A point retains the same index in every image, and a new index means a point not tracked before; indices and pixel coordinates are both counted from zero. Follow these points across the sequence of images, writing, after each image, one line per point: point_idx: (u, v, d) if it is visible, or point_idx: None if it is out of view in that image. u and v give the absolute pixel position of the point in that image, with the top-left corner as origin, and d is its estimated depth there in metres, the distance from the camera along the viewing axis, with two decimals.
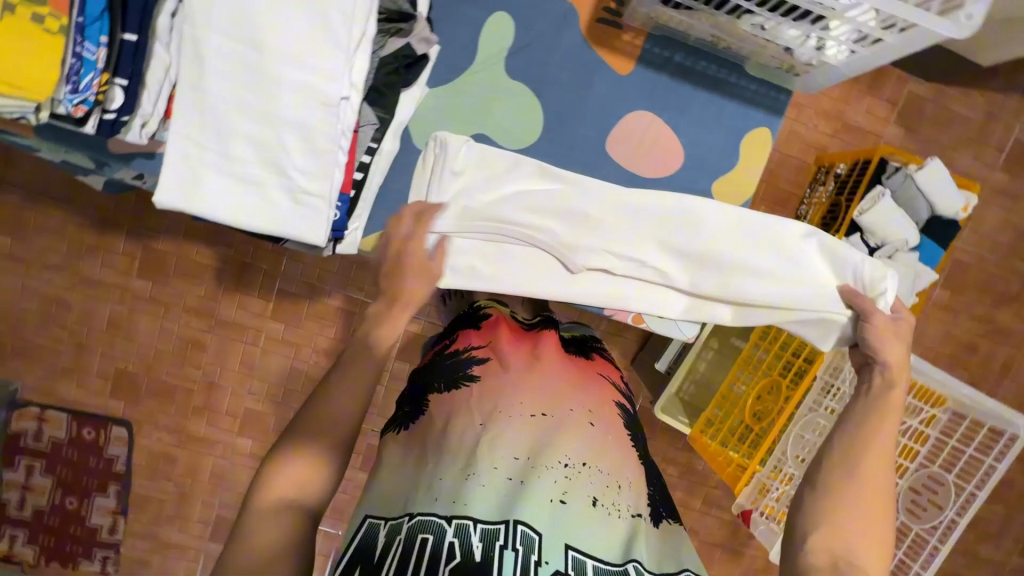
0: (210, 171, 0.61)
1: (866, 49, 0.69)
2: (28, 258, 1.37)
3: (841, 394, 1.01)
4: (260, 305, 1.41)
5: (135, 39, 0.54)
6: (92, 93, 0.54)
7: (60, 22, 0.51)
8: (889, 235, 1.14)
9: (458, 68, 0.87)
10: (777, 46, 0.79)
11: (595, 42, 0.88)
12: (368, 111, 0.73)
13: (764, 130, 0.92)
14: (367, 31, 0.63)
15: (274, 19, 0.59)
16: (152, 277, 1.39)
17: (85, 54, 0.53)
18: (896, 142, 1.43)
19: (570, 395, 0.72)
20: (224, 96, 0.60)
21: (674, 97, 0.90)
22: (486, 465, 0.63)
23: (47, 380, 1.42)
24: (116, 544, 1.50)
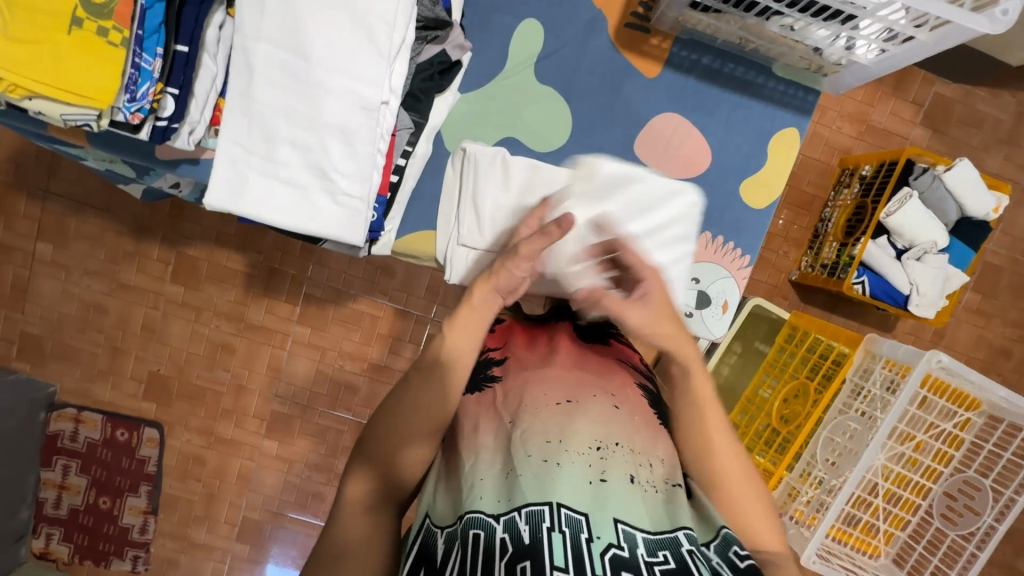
0: (256, 173, 0.63)
1: (898, 47, 0.69)
2: (69, 264, 1.42)
3: (872, 397, 0.96)
4: (288, 309, 1.45)
5: (186, 51, 0.57)
6: (148, 101, 0.57)
7: (122, 35, 0.52)
8: (920, 237, 1.21)
9: (488, 74, 0.89)
10: (806, 46, 0.79)
11: (623, 46, 0.90)
12: (404, 116, 0.75)
13: (793, 130, 0.92)
14: (406, 38, 0.66)
15: (319, 27, 0.61)
16: (184, 283, 1.44)
17: (142, 64, 0.55)
18: (923, 143, 1.41)
19: (596, 383, 0.73)
20: (271, 101, 0.62)
21: (702, 99, 0.91)
22: (521, 454, 0.62)
23: (83, 382, 1.47)
24: (147, 543, 1.53)
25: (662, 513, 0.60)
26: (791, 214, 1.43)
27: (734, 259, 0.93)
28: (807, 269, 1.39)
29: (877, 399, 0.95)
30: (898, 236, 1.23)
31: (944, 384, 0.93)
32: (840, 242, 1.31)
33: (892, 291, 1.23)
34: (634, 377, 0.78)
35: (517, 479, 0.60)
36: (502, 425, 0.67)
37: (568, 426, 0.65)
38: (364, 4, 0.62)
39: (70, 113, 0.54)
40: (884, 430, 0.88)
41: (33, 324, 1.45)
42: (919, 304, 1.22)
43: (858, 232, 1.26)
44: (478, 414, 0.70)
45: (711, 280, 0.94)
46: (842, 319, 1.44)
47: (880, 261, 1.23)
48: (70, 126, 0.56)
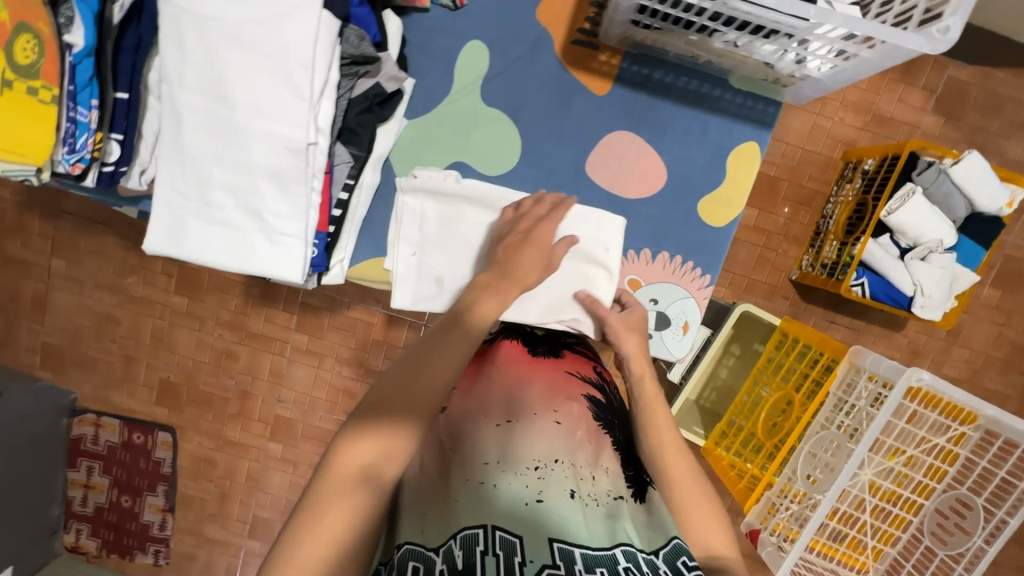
0: (195, 214, 0.73)
1: (849, 63, 0.67)
2: (81, 278, 1.49)
3: (856, 411, 0.92)
4: (285, 317, 1.49)
5: (125, 96, 0.69)
6: (87, 151, 0.67)
7: (53, 92, 0.62)
8: (925, 235, 1.14)
9: (435, 98, 0.90)
10: (756, 61, 0.77)
11: (571, 64, 0.90)
12: (342, 151, 0.79)
13: (753, 144, 0.90)
14: (330, 79, 0.72)
15: (239, 77, 0.69)
16: (188, 294, 1.49)
17: (78, 117, 0.65)
18: (934, 132, 1.33)
19: (540, 400, 0.73)
20: (204, 148, 0.71)
21: (656, 116, 0.90)
22: (460, 478, 0.62)
23: (101, 390, 1.56)
24: (166, 538, 1.62)
25: (602, 527, 0.60)
26: (791, 210, 1.37)
27: (695, 279, 0.92)
28: (808, 268, 1.33)
29: (860, 413, 0.91)
30: (901, 234, 1.16)
31: (935, 398, 0.88)
32: (840, 241, 1.25)
33: (896, 292, 1.17)
34: (582, 389, 0.78)
35: (453, 505, 0.59)
36: (442, 451, 0.67)
37: (507, 449, 0.66)
38: (281, 51, 0.68)
39: (10, 169, 0.63)
40: (864, 451, 0.85)
41: (53, 335, 1.53)
42: (924, 306, 1.16)
43: (857, 231, 1.21)
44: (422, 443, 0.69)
45: (669, 300, 0.93)
46: (846, 319, 1.38)
47: (880, 261, 1.17)
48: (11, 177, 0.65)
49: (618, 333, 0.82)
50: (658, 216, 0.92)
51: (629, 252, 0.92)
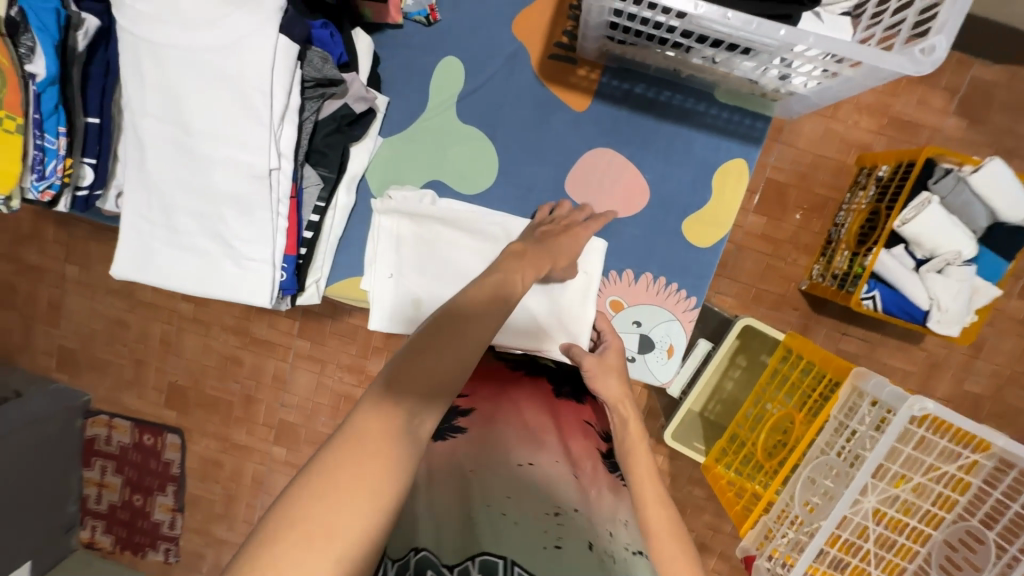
0: (161, 236, 0.84)
1: (830, 81, 0.72)
2: (93, 284, 1.53)
3: (859, 436, 0.87)
4: (288, 323, 1.50)
5: (97, 121, 0.83)
6: (56, 176, 0.79)
7: (16, 121, 0.72)
8: (942, 246, 1.08)
9: (412, 116, 0.98)
10: (741, 76, 0.81)
11: (548, 79, 0.96)
12: (313, 174, 0.88)
13: (742, 161, 0.94)
14: (290, 104, 0.79)
15: (198, 110, 0.77)
16: (195, 299, 1.52)
17: (47, 144, 0.77)
18: (956, 135, 1.26)
19: (560, 447, 0.74)
20: (168, 176, 0.81)
21: (635, 132, 0.95)
22: (479, 502, 0.61)
23: (113, 392, 1.60)
24: (176, 537, 1.66)
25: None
26: (802, 217, 1.31)
27: (681, 302, 0.98)
28: (818, 279, 1.28)
29: (862, 439, 0.86)
30: (917, 245, 1.10)
31: (946, 424, 0.84)
32: (852, 251, 1.20)
33: (910, 306, 1.11)
34: (596, 443, 0.80)
35: (472, 529, 0.57)
36: (461, 473, 0.66)
37: (527, 486, 0.64)
38: (236, 83, 0.76)
39: None
40: (866, 479, 0.81)
41: (68, 338, 1.58)
42: (940, 321, 1.10)
43: (869, 241, 1.15)
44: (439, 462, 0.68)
45: (654, 322, 0.99)
46: (861, 331, 1.32)
47: (894, 273, 1.11)
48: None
49: (594, 380, 0.82)
50: (640, 234, 0.97)
51: (611, 273, 0.99)
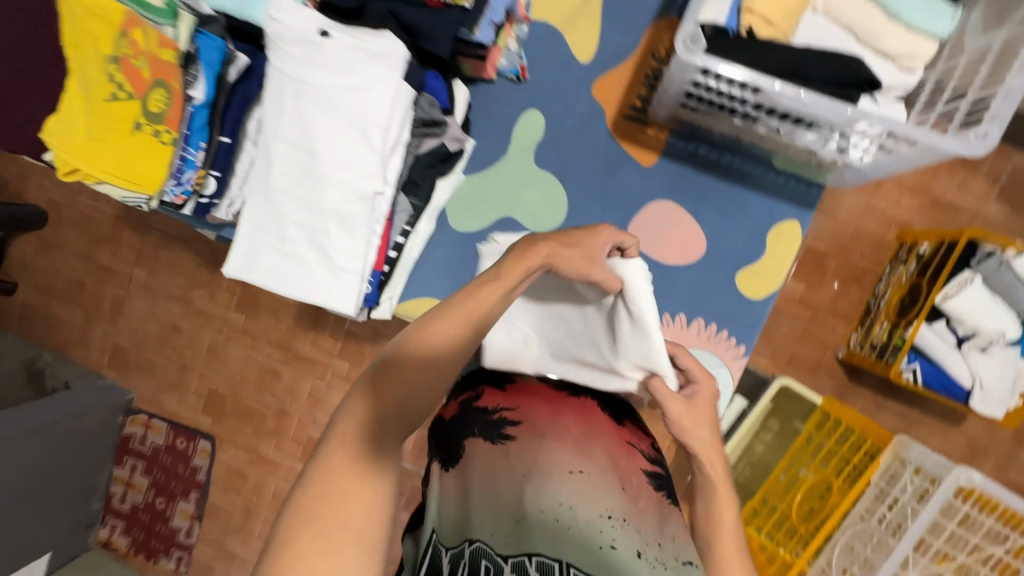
0: (269, 246, 0.82)
1: (885, 157, 0.78)
2: (156, 288, 1.63)
3: (901, 505, 0.90)
4: (331, 343, 1.56)
5: (228, 141, 0.80)
6: (191, 184, 0.78)
7: (170, 136, 0.73)
8: (985, 325, 1.09)
9: (494, 156, 1.00)
10: (799, 147, 0.85)
11: (621, 137, 0.98)
12: (404, 201, 0.89)
13: (795, 223, 0.95)
14: (401, 137, 0.81)
15: (323, 132, 0.77)
16: (247, 311, 1.60)
17: (189, 156, 0.77)
18: (997, 220, 1.29)
19: (617, 460, 0.74)
20: (285, 190, 0.80)
21: (693, 189, 0.97)
22: (535, 508, 0.65)
23: (155, 392, 1.67)
24: (190, 546, 1.67)
25: None
26: (840, 285, 1.34)
27: (728, 348, 0.94)
28: (856, 348, 1.29)
29: (903, 508, 0.89)
30: (959, 322, 1.11)
31: (994, 503, 0.84)
32: (892, 322, 1.21)
33: (951, 383, 1.12)
34: (647, 464, 0.76)
35: (526, 527, 0.63)
36: (514, 478, 0.69)
37: (580, 496, 0.66)
38: (360, 113, 0.77)
39: (126, 198, 0.78)
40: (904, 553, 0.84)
41: (122, 337, 1.67)
42: (982, 401, 1.10)
43: (911, 314, 1.16)
44: (489, 467, 0.71)
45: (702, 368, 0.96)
46: (898, 405, 1.31)
47: (935, 348, 1.12)
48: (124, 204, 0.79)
49: (686, 429, 0.77)
50: (691, 284, 0.97)
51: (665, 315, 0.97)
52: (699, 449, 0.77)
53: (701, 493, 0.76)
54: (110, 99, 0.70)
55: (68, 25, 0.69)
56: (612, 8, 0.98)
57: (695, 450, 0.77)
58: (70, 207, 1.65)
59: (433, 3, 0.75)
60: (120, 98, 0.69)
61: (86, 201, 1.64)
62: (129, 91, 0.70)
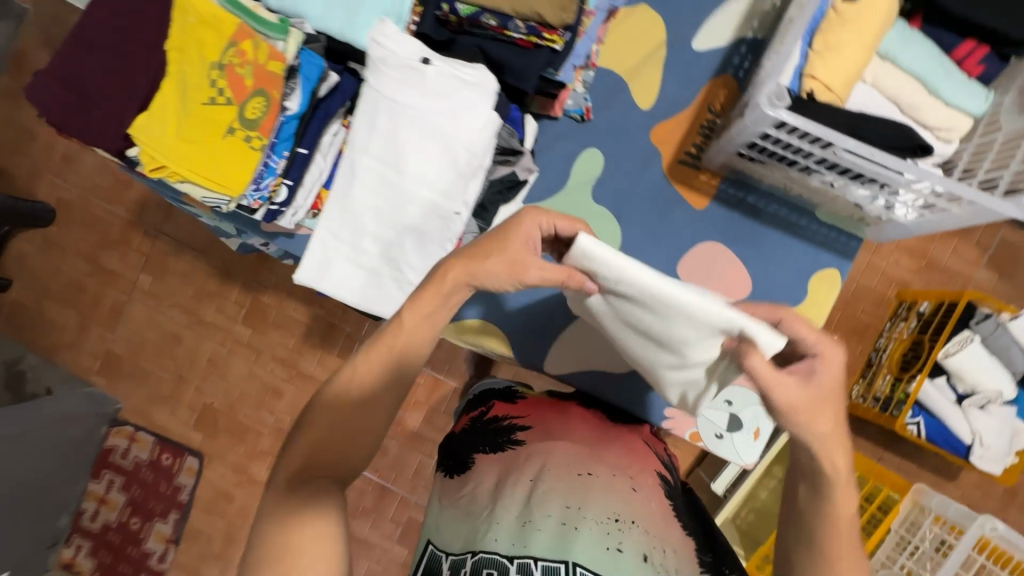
0: (342, 257, 0.81)
1: (931, 214, 0.78)
2: (161, 295, 1.60)
3: (920, 553, 0.99)
4: (337, 363, 1.54)
5: (305, 152, 0.74)
6: (267, 190, 0.73)
7: (260, 142, 0.69)
8: (983, 384, 1.15)
9: (551, 190, 0.99)
10: (846, 201, 0.86)
11: (676, 179, 0.98)
12: (472, 223, 0.89)
13: (834, 271, 0.95)
14: (485, 163, 0.78)
15: (414, 150, 0.77)
16: (253, 325, 1.57)
17: (271, 162, 0.72)
18: (988, 286, 1.38)
19: (620, 464, 0.80)
20: (367, 202, 0.79)
21: (747, 235, 0.96)
22: (541, 512, 0.71)
23: (145, 404, 1.60)
24: (162, 572, 1.57)
25: None
26: (843, 338, 1.40)
27: None
28: (858, 399, 1.34)
29: (924, 555, 0.99)
30: (958, 379, 1.17)
31: (1005, 555, 0.95)
32: (894, 376, 1.27)
33: (952, 438, 1.17)
34: (654, 464, 0.83)
35: (531, 530, 0.70)
36: (525, 481, 0.76)
37: (589, 498, 0.74)
38: (453, 135, 0.76)
39: (209, 197, 0.71)
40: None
41: (118, 344, 1.61)
42: (982, 457, 1.15)
43: (913, 368, 1.22)
44: (503, 471, 0.78)
45: (742, 404, 0.95)
46: (897, 458, 1.35)
47: (936, 403, 1.18)
48: (205, 203, 0.72)
49: (796, 417, 0.62)
50: None
51: None
52: (819, 441, 0.62)
53: (813, 495, 0.63)
54: (208, 103, 0.67)
55: (176, 30, 0.65)
56: (674, 60, 0.98)
57: (812, 442, 0.63)
58: (80, 206, 1.62)
59: (524, 42, 0.78)
60: (217, 103, 0.67)
61: (99, 203, 1.61)
62: (230, 97, 0.67)
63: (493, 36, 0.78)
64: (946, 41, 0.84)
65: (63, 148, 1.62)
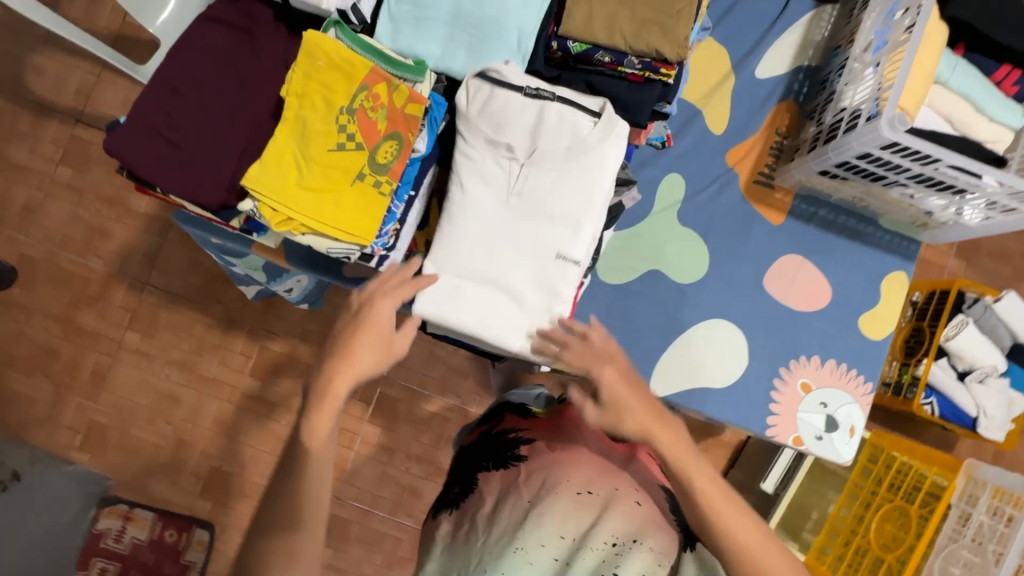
0: None
1: (1001, 215, 0.83)
2: (153, 354, 1.45)
3: (982, 525, 1.02)
4: (360, 408, 1.46)
5: (414, 195, 0.76)
6: (387, 237, 0.75)
7: (390, 187, 0.70)
8: (980, 361, 1.28)
9: (640, 216, 0.99)
10: (917, 209, 0.91)
11: (754, 199, 1.00)
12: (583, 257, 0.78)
13: (901, 273, 0.99)
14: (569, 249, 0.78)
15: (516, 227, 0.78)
16: (262, 376, 1.46)
17: (393, 208, 0.74)
18: (960, 272, 1.54)
19: (620, 477, 0.74)
20: None
21: (822, 246, 0.99)
22: (535, 542, 0.64)
23: (141, 477, 1.44)
24: None
25: None
26: None
27: (858, 385, 0.95)
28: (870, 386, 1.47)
29: (989, 528, 1.00)
30: (958, 358, 1.30)
31: None
32: (901, 361, 1.38)
33: (960, 412, 1.30)
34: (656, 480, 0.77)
35: (517, 559, 0.62)
36: (521, 503, 0.69)
37: (586, 521, 0.66)
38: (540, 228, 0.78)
39: (336, 248, 0.71)
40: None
41: (103, 413, 1.44)
42: (987, 427, 1.28)
43: (918, 353, 1.33)
44: (503, 493, 0.72)
45: (837, 403, 0.94)
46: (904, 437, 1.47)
47: (944, 383, 1.29)
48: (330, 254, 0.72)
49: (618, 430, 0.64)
50: (829, 327, 0.98)
51: (801, 355, 0.97)
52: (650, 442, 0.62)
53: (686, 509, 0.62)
54: (335, 149, 0.68)
55: (300, 76, 0.67)
56: (741, 88, 1.01)
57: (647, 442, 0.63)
58: (49, 262, 1.45)
59: (635, 77, 0.79)
60: (346, 148, 0.68)
61: (71, 257, 1.45)
62: (360, 142, 0.68)
63: (602, 71, 0.79)
64: (987, 67, 0.87)
65: (23, 199, 1.45)
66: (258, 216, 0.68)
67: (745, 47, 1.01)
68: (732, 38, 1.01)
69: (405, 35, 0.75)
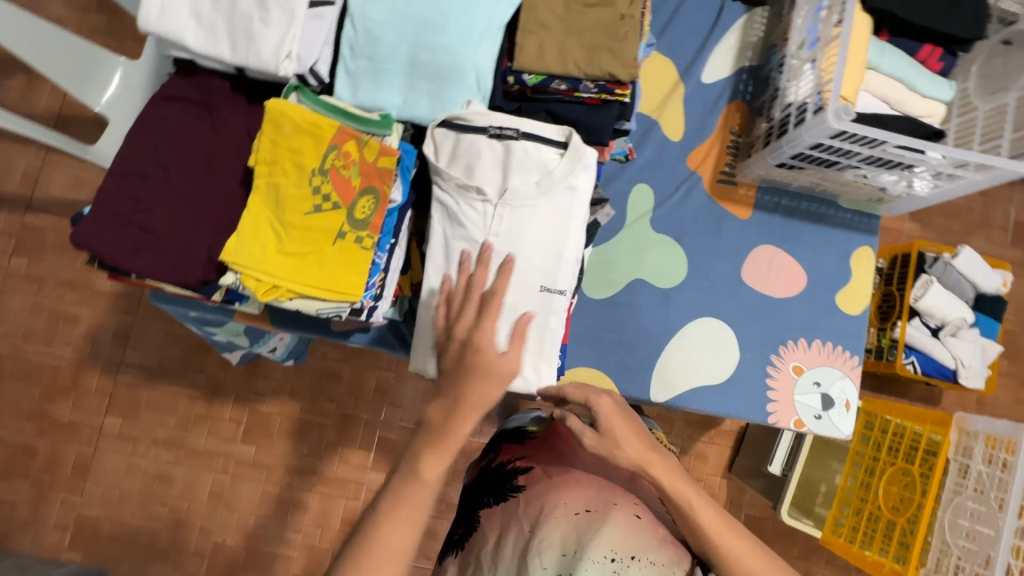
0: None
1: (947, 183, 0.88)
2: (137, 435, 1.39)
3: (980, 474, 1.06)
4: (362, 456, 1.42)
5: (394, 243, 0.76)
6: (375, 288, 0.75)
7: (372, 240, 0.71)
8: (949, 315, 1.35)
9: (615, 229, 1.02)
10: (871, 187, 0.97)
11: (720, 197, 1.04)
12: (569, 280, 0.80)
13: (867, 248, 1.03)
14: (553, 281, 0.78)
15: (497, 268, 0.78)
16: (255, 441, 1.41)
17: (377, 260, 0.75)
18: (915, 234, 1.62)
19: (619, 491, 0.73)
20: None
21: (791, 232, 1.03)
22: (537, 568, 0.66)
23: (140, 567, 1.36)
24: None
25: None
26: None
27: (846, 360, 0.99)
28: None
29: (988, 477, 1.04)
30: (929, 316, 1.36)
31: None
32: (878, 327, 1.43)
33: (941, 367, 1.35)
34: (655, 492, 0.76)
35: None
36: (522, 534, 0.70)
37: (586, 540, 0.66)
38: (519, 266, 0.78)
39: (325, 309, 0.71)
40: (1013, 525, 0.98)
41: (91, 505, 1.37)
42: (968, 377, 1.34)
43: (892, 317, 1.39)
44: (503, 527, 0.73)
45: (829, 381, 0.98)
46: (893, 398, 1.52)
47: (921, 341, 1.35)
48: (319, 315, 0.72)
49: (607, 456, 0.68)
50: (808, 311, 1.01)
51: (788, 340, 1.00)
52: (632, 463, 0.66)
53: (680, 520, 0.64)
54: (312, 211, 0.68)
55: (266, 145, 0.68)
56: (692, 94, 1.05)
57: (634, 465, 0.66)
58: (14, 358, 1.38)
59: (592, 100, 0.82)
60: (322, 209, 0.69)
61: (37, 348, 1.39)
62: (336, 201, 0.69)
63: (559, 98, 0.82)
64: (910, 47, 0.94)
65: None
66: (242, 287, 0.68)
67: (690, 56, 1.06)
68: (677, 49, 1.06)
69: (364, 89, 0.76)
